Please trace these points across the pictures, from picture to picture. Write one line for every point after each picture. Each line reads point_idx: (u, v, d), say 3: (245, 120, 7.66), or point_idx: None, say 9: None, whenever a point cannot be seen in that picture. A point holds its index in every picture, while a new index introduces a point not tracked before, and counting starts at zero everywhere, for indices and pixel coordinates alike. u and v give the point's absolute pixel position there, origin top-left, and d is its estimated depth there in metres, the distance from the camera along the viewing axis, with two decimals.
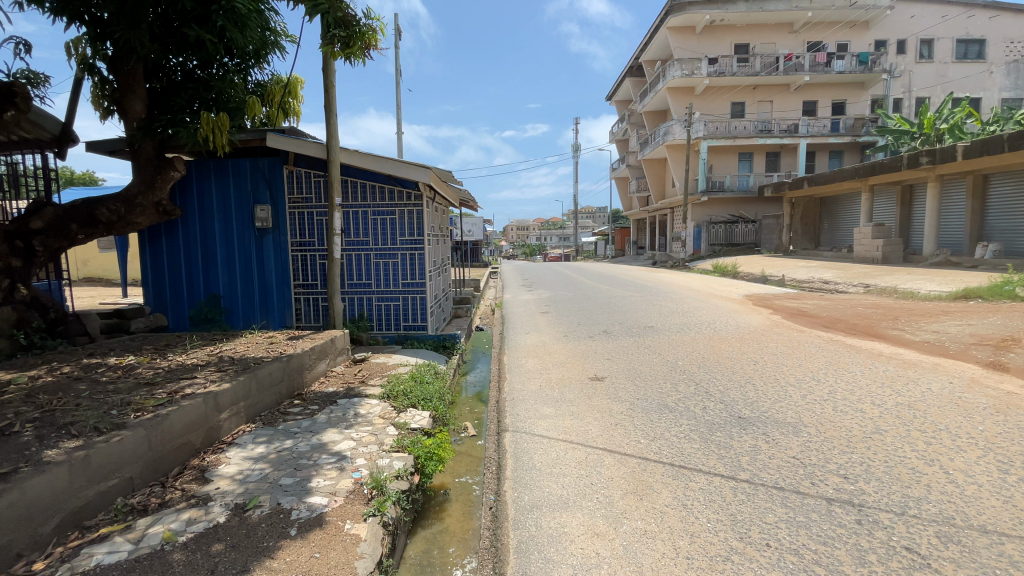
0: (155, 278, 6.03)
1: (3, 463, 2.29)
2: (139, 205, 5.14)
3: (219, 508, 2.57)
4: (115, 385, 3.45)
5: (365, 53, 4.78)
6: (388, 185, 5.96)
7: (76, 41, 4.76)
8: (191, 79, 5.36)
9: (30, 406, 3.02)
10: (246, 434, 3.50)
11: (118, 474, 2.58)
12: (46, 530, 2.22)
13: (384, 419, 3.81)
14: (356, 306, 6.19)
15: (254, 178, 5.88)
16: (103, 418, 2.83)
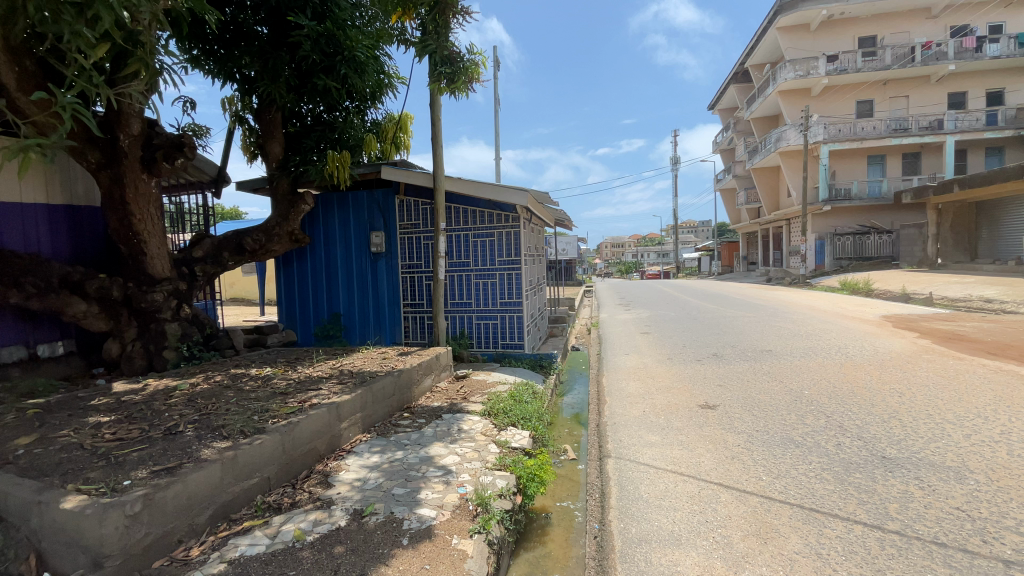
0: (288, 298, 6.82)
1: (172, 458, 2.69)
2: (276, 234, 5.88)
3: (341, 512, 2.76)
4: (255, 393, 3.90)
5: (470, 86, 4.98)
6: (488, 210, 6.19)
7: (231, 97, 5.64)
8: (318, 123, 6.08)
9: (192, 409, 3.52)
10: (363, 443, 3.75)
11: (258, 474, 2.90)
12: (201, 519, 2.54)
13: (486, 436, 3.88)
14: (458, 325, 6.45)
15: (370, 207, 6.43)
16: (247, 422, 3.21)
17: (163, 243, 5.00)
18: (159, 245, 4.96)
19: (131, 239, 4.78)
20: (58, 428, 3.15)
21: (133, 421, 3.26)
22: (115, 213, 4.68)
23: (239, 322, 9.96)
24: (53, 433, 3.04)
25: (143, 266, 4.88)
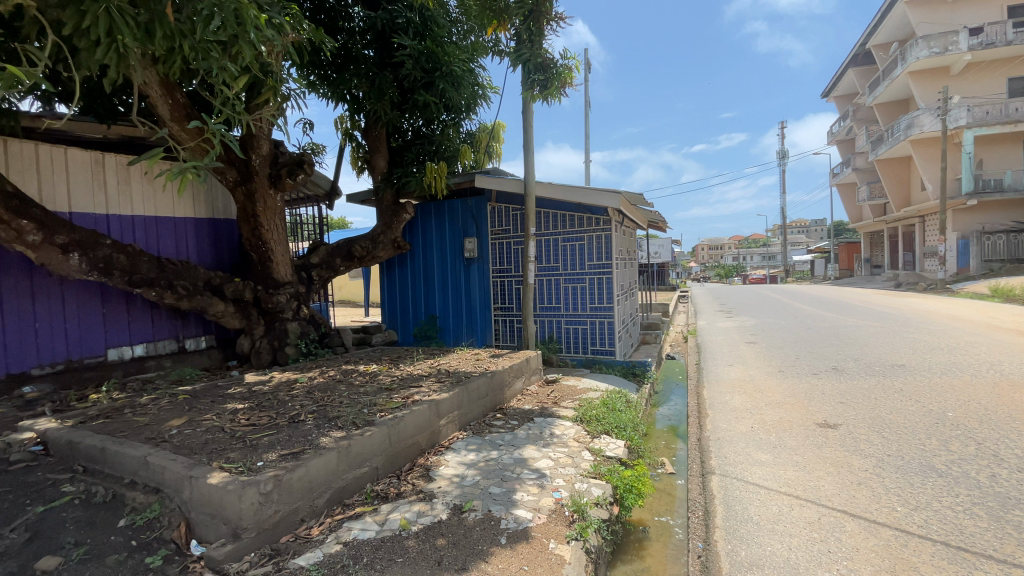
0: (389, 300, 7.30)
1: (297, 443, 2.98)
2: (380, 241, 6.32)
3: (442, 506, 2.89)
4: (363, 388, 4.21)
5: (562, 91, 5.01)
6: (578, 214, 6.15)
7: (342, 117, 6.17)
8: (418, 136, 6.45)
9: (311, 400, 3.88)
10: (460, 441, 3.90)
11: (368, 464, 3.12)
12: (321, 502, 2.78)
13: (579, 443, 3.85)
14: (548, 329, 6.47)
15: (464, 214, 6.68)
16: (358, 414, 3.48)
17: (285, 251, 5.58)
18: (282, 253, 5.55)
19: (261, 247, 5.39)
20: (204, 412, 3.64)
21: (262, 409, 3.67)
22: (248, 224, 5.31)
23: (346, 322, 10.84)
24: (201, 417, 3.51)
25: (270, 271, 5.48)
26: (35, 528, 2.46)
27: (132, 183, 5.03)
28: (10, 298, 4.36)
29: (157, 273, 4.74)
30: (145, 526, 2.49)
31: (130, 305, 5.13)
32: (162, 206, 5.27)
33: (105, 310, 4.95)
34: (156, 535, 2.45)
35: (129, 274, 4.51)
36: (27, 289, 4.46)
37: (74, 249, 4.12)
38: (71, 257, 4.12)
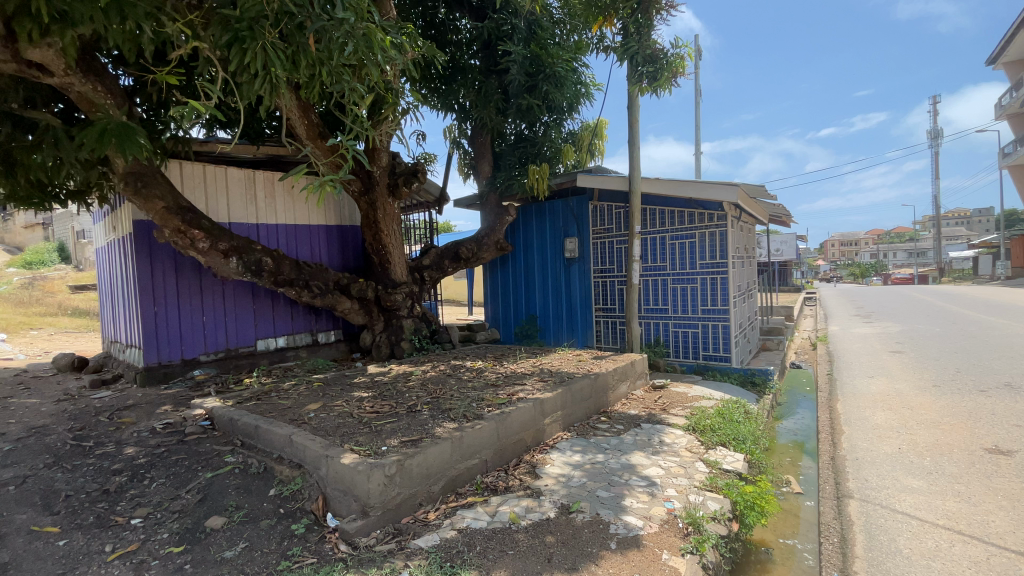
0: (493, 300, 7.55)
1: (414, 432, 3.20)
2: (486, 242, 6.54)
3: (549, 503, 2.92)
4: (472, 383, 4.39)
5: (673, 82, 4.82)
6: (689, 209, 5.86)
7: (451, 126, 6.48)
8: (521, 139, 6.57)
9: (424, 392, 4.14)
10: (565, 441, 3.91)
11: (478, 456, 3.25)
12: (436, 488, 2.96)
13: (691, 453, 3.66)
14: (653, 331, 6.25)
15: (565, 214, 6.67)
16: (468, 408, 3.64)
17: (401, 253, 6.02)
18: (398, 255, 5.99)
19: (380, 250, 5.86)
20: (335, 398, 4.05)
21: (384, 398, 3.99)
22: (370, 229, 5.81)
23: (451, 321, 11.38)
24: (332, 402, 3.91)
25: (388, 272, 5.94)
26: (207, 490, 2.92)
27: (277, 195, 5.76)
28: (186, 295, 5.24)
29: (296, 274, 5.34)
30: (292, 496, 2.83)
31: (274, 302, 5.89)
32: (300, 214, 5.97)
33: (256, 306, 5.74)
34: (299, 505, 2.76)
35: (275, 275, 5.15)
36: (199, 288, 5.33)
37: (233, 253, 4.81)
38: (231, 261, 4.82)
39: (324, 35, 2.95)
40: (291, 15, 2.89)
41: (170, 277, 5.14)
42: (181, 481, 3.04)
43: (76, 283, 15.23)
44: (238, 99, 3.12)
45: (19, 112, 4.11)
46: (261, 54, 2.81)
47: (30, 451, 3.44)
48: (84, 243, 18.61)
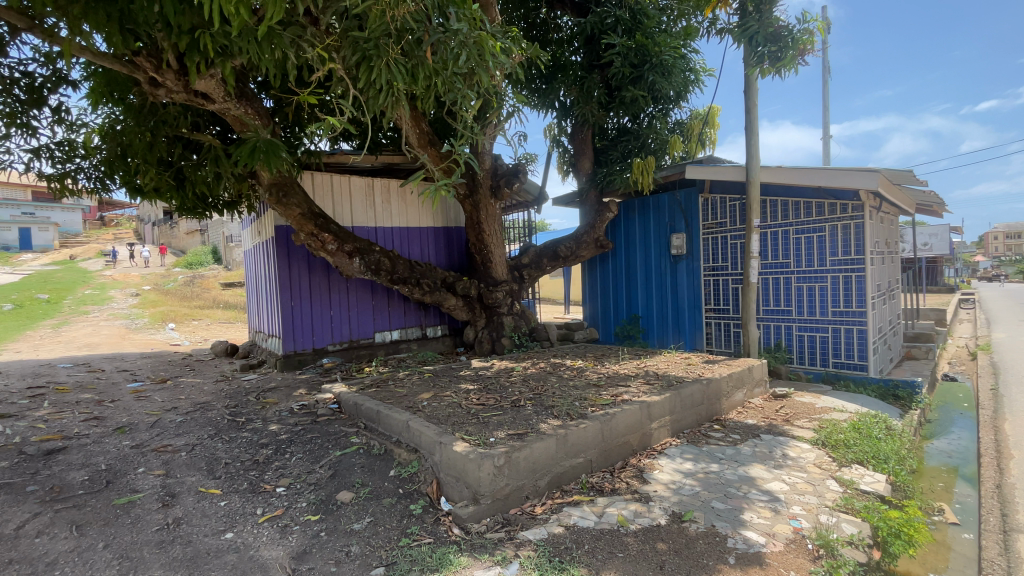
0: (593, 299, 7.45)
1: (520, 426, 3.27)
2: (587, 240, 6.47)
3: (659, 510, 2.81)
4: (574, 382, 4.37)
5: (800, 60, 4.41)
6: (817, 199, 5.30)
7: (552, 124, 6.50)
8: (623, 132, 6.40)
9: (526, 388, 4.20)
10: (673, 447, 3.74)
11: (583, 455, 3.23)
12: (542, 484, 2.99)
13: (821, 470, 3.31)
14: (772, 335, 5.75)
15: (671, 209, 6.38)
16: (571, 406, 3.62)
17: (503, 252, 6.17)
18: (500, 255, 6.14)
19: (482, 249, 6.04)
20: (444, 389, 4.27)
21: (489, 392, 4.11)
22: (474, 230, 6.03)
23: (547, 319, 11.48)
24: (442, 393, 4.12)
25: (490, 271, 6.12)
26: (336, 467, 3.23)
27: (391, 200, 6.20)
28: (316, 291, 5.85)
29: (408, 272, 5.71)
30: (409, 479, 3.02)
31: (389, 298, 6.36)
32: (410, 216, 6.37)
33: (373, 302, 6.24)
34: (416, 487, 2.95)
35: (390, 274, 5.55)
36: (327, 285, 5.93)
37: (356, 254, 5.25)
38: (354, 260, 5.27)
39: (440, 45, 3.11)
40: (411, 31, 3.08)
41: (303, 276, 5.77)
42: (314, 457, 3.39)
43: (226, 281, 17.69)
44: (365, 113, 3.40)
45: (190, 136, 4.85)
46: (385, 69, 3.04)
47: (198, 422, 4.06)
48: (231, 246, 21.53)
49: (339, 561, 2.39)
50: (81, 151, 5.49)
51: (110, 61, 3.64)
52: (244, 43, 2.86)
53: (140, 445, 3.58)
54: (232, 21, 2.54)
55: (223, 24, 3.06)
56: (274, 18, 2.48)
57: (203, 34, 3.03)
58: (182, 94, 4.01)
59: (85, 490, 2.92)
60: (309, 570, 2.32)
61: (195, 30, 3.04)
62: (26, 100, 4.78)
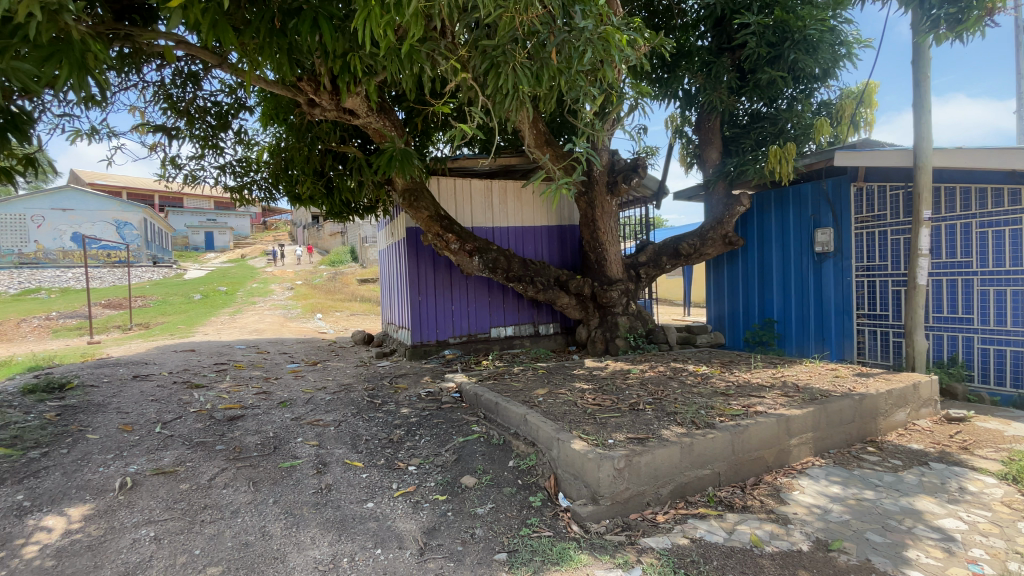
0: (719, 300, 6.97)
1: (641, 430, 3.17)
2: (711, 237, 6.05)
3: (800, 535, 2.54)
4: (698, 388, 4.12)
5: (991, 19, 3.70)
6: (1011, 184, 4.38)
7: (675, 115, 6.20)
8: (757, 119, 5.90)
9: (646, 392, 4.06)
10: (817, 468, 3.35)
11: (710, 467, 3.04)
12: (665, 492, 2.87)
13: (1015, 511, 2.74)
14: (945, 347, 4.89)
15: (815, 202, 5.71)
16: (697, 414, 3.42)
17: (618, 251, 6.02)
18: (616, 253, 6.00)
19: (598, 248, 5.95)
20: (559, 386, 4.30)
21: (605, 392, 4.06)
22: (588, 228, 5.97)
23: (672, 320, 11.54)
24: (557, 390, 4.16)
25: (605, 270, 5.99)
26: (460, 452, 3.42)
27: (508, 200, 6.39)
28: (439, 288, 6.25)
29: (523, 271, 5.82)
30: (528, 471, 3.10)
31: (505, 296, 6.57)
32: (527, 215, 6.50)
33: (490, 299, 6.49)
34: (534, 480, 3.02)
35: (507, 272, 5.70)
36: (448, 282, 6.30)
37: (475, 253, 5.50)
38: (474, 259, 5.52)
39: (565, 45, 3.13)
40: (537, 34, 3.14)
41: (428, 273, 6.21)
42: (440, 441, 3.62)
43: (361, 278, 19.70)
44: (492, 117, 3.55)
45: (337, 149, 5.47)
46: (512, 74, 3.14)
47: (343, 402, 4.58)
48: (366, 246, 23.90)
49: (464, 541, 2.53)
50: (254, 166, 6.49)
51: (280, 87, 4.26)
52: (387, 61, 3.15)
53: (298, 418, 4.13)
54: (380, 42, 2.81)
55: (370, 46, 3.41)
56: (415, 36, 2.70)
57: (355, 56, 3.40)
58: (334, 112, 4.55)
59: (258, 452, 3.46)
60: (438, 546, 2.49)
61: (347, 53, 3.43)
62: (217, 126, 5.77)
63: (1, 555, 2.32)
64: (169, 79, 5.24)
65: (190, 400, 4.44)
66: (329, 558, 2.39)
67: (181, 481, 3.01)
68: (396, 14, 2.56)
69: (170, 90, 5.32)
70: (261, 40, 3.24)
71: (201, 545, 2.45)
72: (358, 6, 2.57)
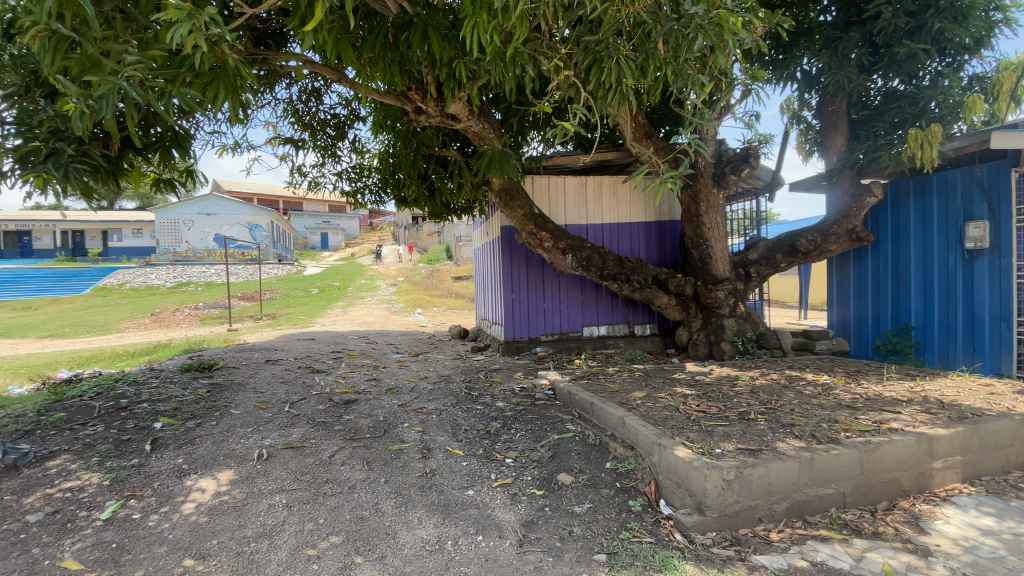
0: (842, 302, 6.27)
1: (752, 441, 2.97)
2: (833, 233, 5.46)
3: (946, 571, 2.23)
4: (818, 400, 3.75)
5: None
6: None
7: (791, 99, 5.70)
8: (893, 98, 5.23)
9: (757, 400, 3.78)
10: (968, 498, 2.91)
11: (833, 485, 2.77)
12: (779, 509, 2.66)
13: None
14: None
15: (968, 190, 4.92)
16: (818, 428, 3.12)
17: (725, 248, 5.65)
18: (722, 250, 5.64)
19: (702, 244, 5.63)
20: (658, 390, 4.15)
21: (710, 399, 3.84)
22: (691, 224, 5.67)
23: (787, 322, 11.41)
24: (657, 393, 4.02)
25: (709, 268, 5.64)
26: (556, 449, 3.44)
27: (603, 196, 6.29)
28: (532, 285, 6.32)
29: (619, 269, 5.68)
30: (626, 474, 3.03)
31: (598, 294, 6.46)
32: (624, 211, 6.35)
33: (583, 297, 6.43)
34: (634, 484, 2.95)
35: (601, 270, 5.59)
36: (541, 280, 6.35)
37: (569, 251, 5.47)
38: (567, 257, 5.49)
39: (673, 34, 3.00)
40: (642, 25, 3.05)
41: (521, 270, 6.30)
42: (536, 437, 3.67)
43: (456, 275, 20.52)
44: (594, 113, 3.52)
45: (439, 153, 5.75)
46: (615, 68, 3.09)
47: (443, 392, 4.81)
48: (461, 245, 24.85)
49: (563, 538, 2.54)
50: (366, 172, 7.03)
51: (390, 97, 4.56)
52: (492, 65, 3.26)
53: (403, 405, 4.42)
54: (485, 47, 2.92)
55: (475, 52, 3.54)
56: (520, 39, 2.77)
57: (460, 62, 3.55)
58: (438, 118, 4.79)
59: (370, 434, 3.75)
60: (537, 540, 2.53)
61: (453, 60, 3.60)
62: (335, 136, 6.33)
63: (169, 507, 2.75)
64: (296, 96, 5.84)
65: (311, 383, 4.94)
66: (435, 540, 2.53)
67: (306, 456, 3.36)
68: (502, 19, 2.64)
69: (298, 106, 5.93)
70: (377, 54, 3.50)
71: (324, 515, 2.72)
72: (467, 14, 2.69)
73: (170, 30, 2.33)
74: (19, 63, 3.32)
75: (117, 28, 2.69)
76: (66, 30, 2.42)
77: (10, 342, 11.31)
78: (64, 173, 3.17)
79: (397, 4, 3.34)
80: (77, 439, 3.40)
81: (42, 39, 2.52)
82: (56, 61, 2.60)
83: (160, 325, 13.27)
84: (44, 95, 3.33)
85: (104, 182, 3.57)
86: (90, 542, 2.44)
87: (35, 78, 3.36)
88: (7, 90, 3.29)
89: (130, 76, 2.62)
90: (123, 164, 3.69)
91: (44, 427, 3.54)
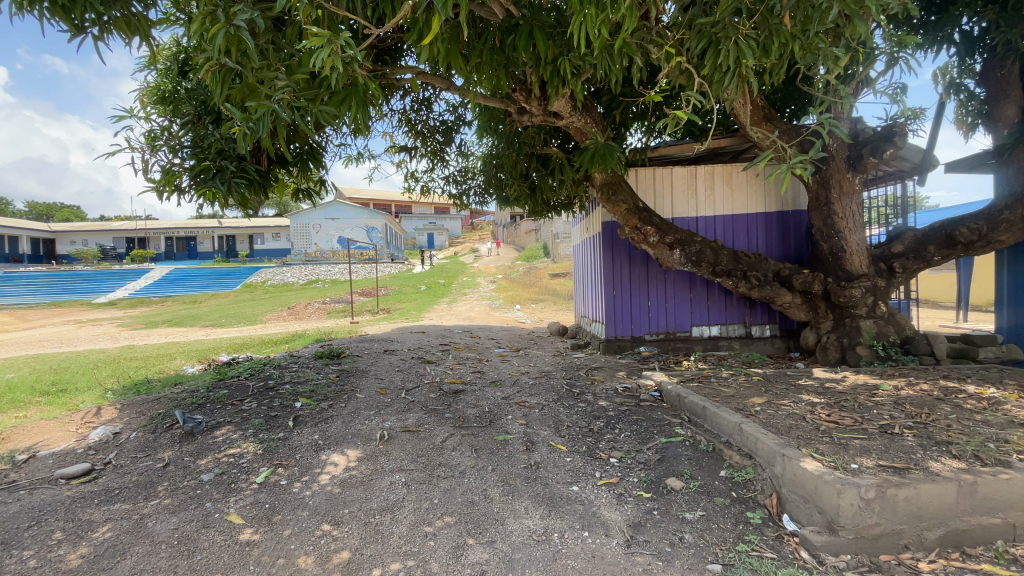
0: (1015, 300, 5.23)
1: (896, 458, 2.62)
2: (1005, 220, 4.58)
3: None
4: (983, 415, 3.19)
5: None
6: None
7: (948, 64, 4.89)
8: None
9: (902, 413, 3.32)
10: None
11: (1001, 515, 2.37)
12: (931, 536, 2.32)
13: None
14: None
15: None
16: (982, 448, 2.67)
17: (862, 239, 5.00)
18: (858, 243, 5.00)
19: (832, 236, 5.06)
20: (780, 396, 3.82)
21: (843, 409, 3.45)
22: (819, 213, 5.12)
23: (941, 322, 10.47)
24: (778, 401, 3.69)
25: (843, 262, 5.04)
26: (664, 452, 3.32)
27: (715, 185, 5.91)
28: (634, 282, 6.15)
29: (734, 264, 5.29)
30: (743, 484, 2.84)
31: (709, 292, 6.09)
32: (739, 203, 5.91)
33: (692, 295, 6.10)
34: (752, 495, 2.75)
35: (713, 266, 5.23)
36: (645, 277, 6.14)
37: (677, 245, 5.17)
38: (674, 252, 5.20)
39: (801, 7, 2.74)
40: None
41: (623, 266, 6.16)
42: (643, 438, 3.57)
43: (554, 272, 20.56)
44: (708, 100, 3.34)
45: (541, 151, 5.80)
46: (733, 50, 2.90)
47: (545, 387, 4.88)
48: (558, 244, 24.94)
49: (674, 543, 2.45)
50: (471, 174, 7.33)
51: (496, 100, 4.73)
52: (599, 59, 3.22)
53: (507, 398, 4.56)
54: (592, 42, 2.90)
55: (580, 47, 3.53)
56: (628, 30, 2.72)
57: (565, 59, 3.56)
58: (541, 116, 4.86)
59: (477, 424, 3.92)
60: (645, 542, 2.47)
61: (558, 57, 3.62)
62: (443, 141, 6.67)
63: (309, 477, 3.12)
64: (409, 106, 6.25)
65: (424, 372, 5.31)
66: (542, 530, 2.59)
67: (421, 440, 3.61)
68: (611, 11, 2.60)
69: (410, 116, 6.34)
70: (484, 59, 3.62)
71: (439, 496, 2.91)
72: (575, 12, 2.69)
73: (313, 56, 2.63)
74: (193, 95, 3.97)
75: (268, 59, 3.13)
76: (231, 63, 2.86)
77: (184, 329, 13.57)
78: (228, 187, 3.79)
79: (504, 9, 3.44)
80: (237, 413, 4.00)
81: (214, 72, 3.00)
82: (223, 90, 3.08)
83: (295, 317, 15.07)
84: (210, 121, 3.94)
85: (256, 193, 4.15)
86: (248, 501, 2.85)
87: (204, 107, 3.98)
88: (185, 119, 3.95)
89: (279, 99, 3.03)
90: (270, 176, 4.25)
91: (212, 401, 4.21)
